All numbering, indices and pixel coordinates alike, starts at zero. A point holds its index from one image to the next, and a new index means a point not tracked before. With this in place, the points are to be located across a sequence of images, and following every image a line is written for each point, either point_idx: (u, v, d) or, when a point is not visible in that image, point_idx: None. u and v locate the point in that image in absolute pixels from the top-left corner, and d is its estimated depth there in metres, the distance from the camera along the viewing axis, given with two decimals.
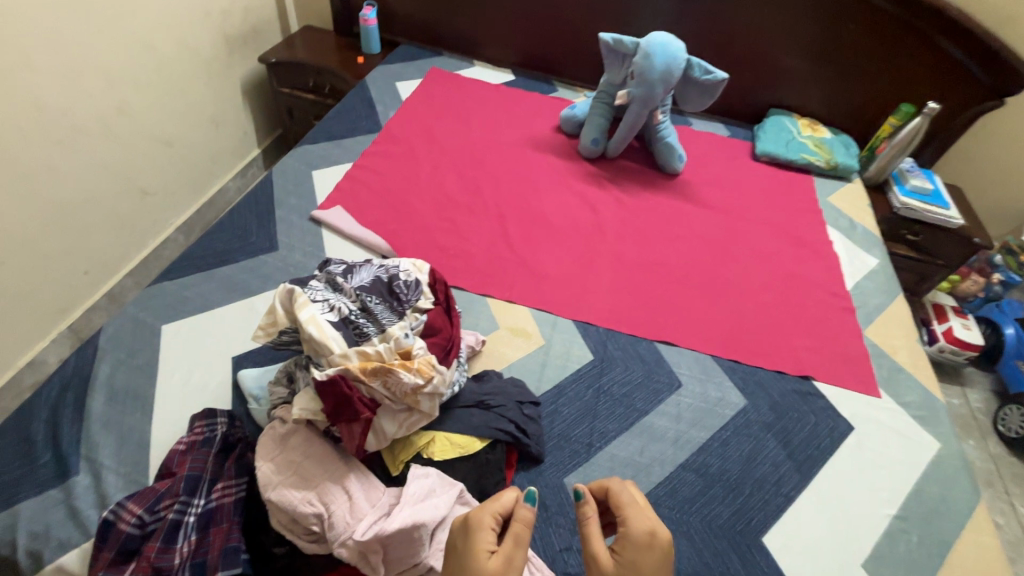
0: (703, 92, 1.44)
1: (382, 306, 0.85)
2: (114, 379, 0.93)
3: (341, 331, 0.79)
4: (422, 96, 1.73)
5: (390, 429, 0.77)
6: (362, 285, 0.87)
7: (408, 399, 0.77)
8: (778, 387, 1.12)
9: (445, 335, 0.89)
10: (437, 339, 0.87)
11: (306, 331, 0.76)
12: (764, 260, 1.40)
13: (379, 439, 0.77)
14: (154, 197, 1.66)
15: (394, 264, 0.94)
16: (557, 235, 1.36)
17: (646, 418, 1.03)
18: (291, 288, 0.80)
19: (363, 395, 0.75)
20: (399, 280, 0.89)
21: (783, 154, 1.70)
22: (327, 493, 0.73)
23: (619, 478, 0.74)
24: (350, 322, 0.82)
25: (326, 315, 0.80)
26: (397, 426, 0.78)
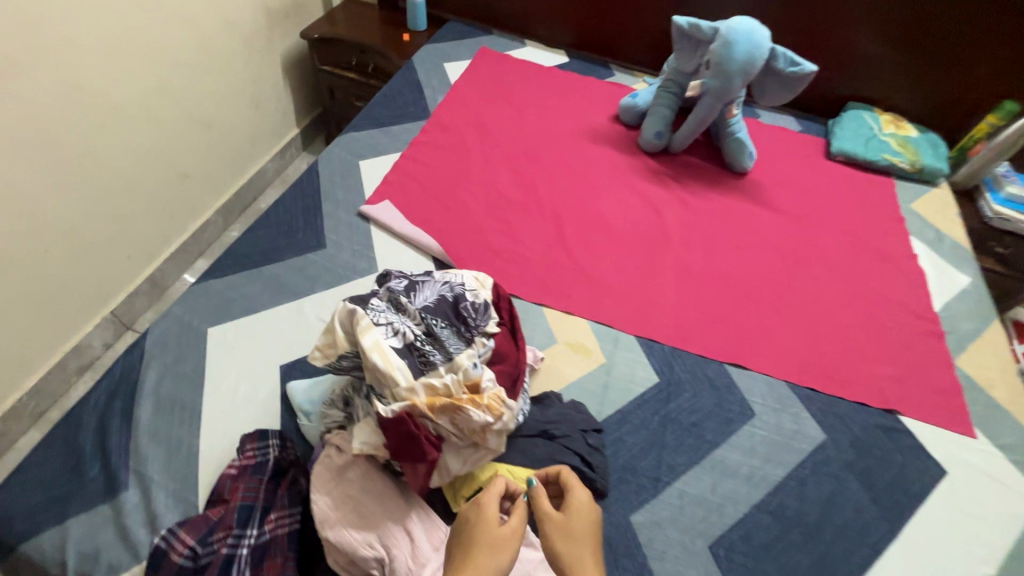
0: (786, 85, 1.30)
1: (449, 331, 0.77)
2: (162, 386, 0.89)
3: (407, 360, 0.72)
4: (472, 79, 1.63)
5: (454, 464, 0.72)
6: (427, 306, 0.79)
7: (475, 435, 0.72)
8: (859, 421, 1.02)
9: (512, 363, 0.82)
10: (505, 367, 0.81)
11: (370, 360, 0.69)
12: (841, 274, 1.29)
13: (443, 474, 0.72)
14: (193, 179, 1.61)
15: (459, 281, 0.85)
16: (616, 240, 1.28)
17: (716, 451, 0.96)
18: (353, 309, 0.73)
19: (429, 432, 0.70)
20: (466, 302, 0.80)
21: (861, 153, 1.55)
22: (388, 536, 0.68)
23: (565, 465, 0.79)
24: (415, 348, 0.74)
25: (390, 341, 0.72)
26: (462, 462, 0.73)
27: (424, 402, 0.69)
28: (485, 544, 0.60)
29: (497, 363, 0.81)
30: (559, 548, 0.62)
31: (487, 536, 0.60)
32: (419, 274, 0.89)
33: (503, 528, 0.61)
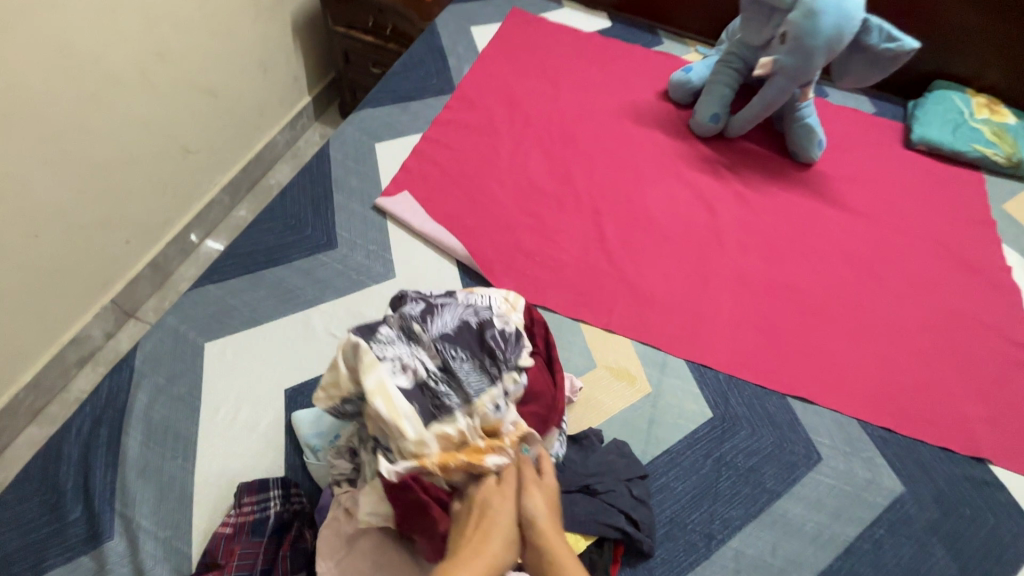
0: (876, 64, 1.11)
1: (469, 367, 0.66)
2: (152, 412, 0.79)
3: (418, 403, 0.63)
4: (503, 46, 1.44)
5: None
6: (446, 335, 0.68)
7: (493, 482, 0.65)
8: (945, 472, 0.89)
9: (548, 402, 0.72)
10: (537, 408, 0.72)
11: (373, 407, 0.60)
12: (924, 289, 1.12)
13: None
14: (198, 154, 1.46)
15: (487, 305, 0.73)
16: (664, 242, 1.12)
17: (778, 502, 0.83)
18: (356, 343, 0.62)
19: (441, 490, 0.63)
20: (493, 330, 0.69)
21: (947, 142, 1.33)
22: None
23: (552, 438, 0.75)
24: (429, 390, 0.64)
25: (398, 380, 0.63)
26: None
27: (435, 461, 0.62)
28: (496, 527, 0.58)
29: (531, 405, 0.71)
30: (538, 508, 0.60)
31: (494, 518, 0.59)
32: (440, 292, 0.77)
33: (506, 505, 0.60)
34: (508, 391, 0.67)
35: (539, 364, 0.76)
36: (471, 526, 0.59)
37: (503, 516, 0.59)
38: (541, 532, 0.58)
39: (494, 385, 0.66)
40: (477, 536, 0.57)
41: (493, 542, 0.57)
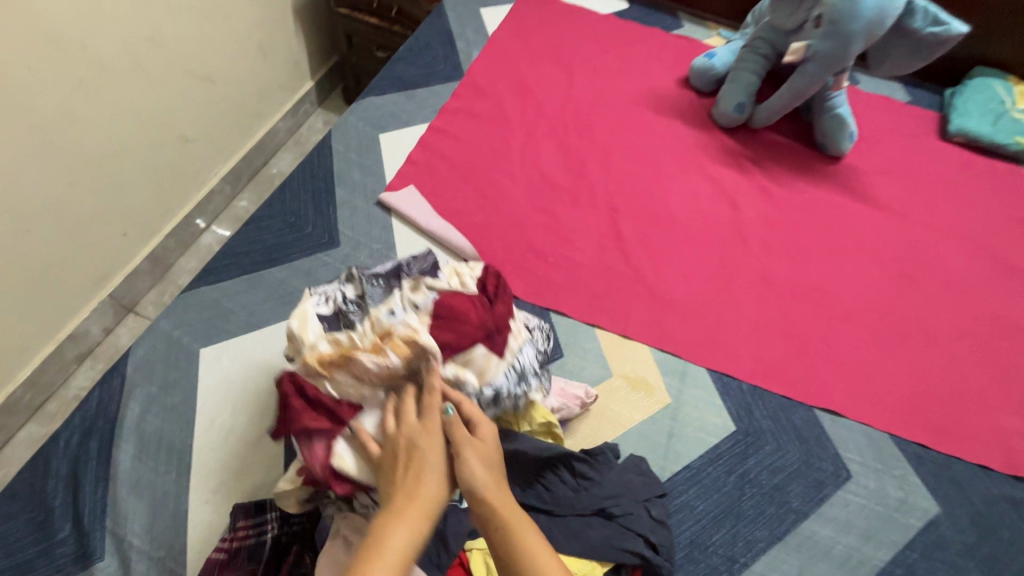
0: (916, 50, 1.04)
1: (380, 288, 0.72)
2: (145, 424, 0.75)
3: (327, 321, 0.69)
4: (514, 29, 1.36)
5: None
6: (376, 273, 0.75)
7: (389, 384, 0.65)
8: (982, 491, 0.84)
9: (471, 318, 0.68)
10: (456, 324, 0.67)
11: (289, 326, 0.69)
12: (961, 292, 1.05)
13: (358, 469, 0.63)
14: (196, 143, 1.41)
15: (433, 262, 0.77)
16: (683, 240, 1.06)
17: (805, 523, 0.79)
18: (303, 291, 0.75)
19: (337, 398, 0.66)
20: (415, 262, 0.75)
21: (987, 133, 1.25)
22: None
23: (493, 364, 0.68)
24: (342, 312, 0.70)
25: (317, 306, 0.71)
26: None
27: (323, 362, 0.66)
28: (427, 473, 0.56)
29: (452, 320, 0.67)
30: (470, 476, 0.57)
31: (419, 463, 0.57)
32: None
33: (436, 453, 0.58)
34: (415, 305, 0.69)
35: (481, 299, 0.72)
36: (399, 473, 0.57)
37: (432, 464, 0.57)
38: (474, 499, 0.56)
39: (394, 294, 0.70)
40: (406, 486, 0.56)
41: (425, 494, 0.55)
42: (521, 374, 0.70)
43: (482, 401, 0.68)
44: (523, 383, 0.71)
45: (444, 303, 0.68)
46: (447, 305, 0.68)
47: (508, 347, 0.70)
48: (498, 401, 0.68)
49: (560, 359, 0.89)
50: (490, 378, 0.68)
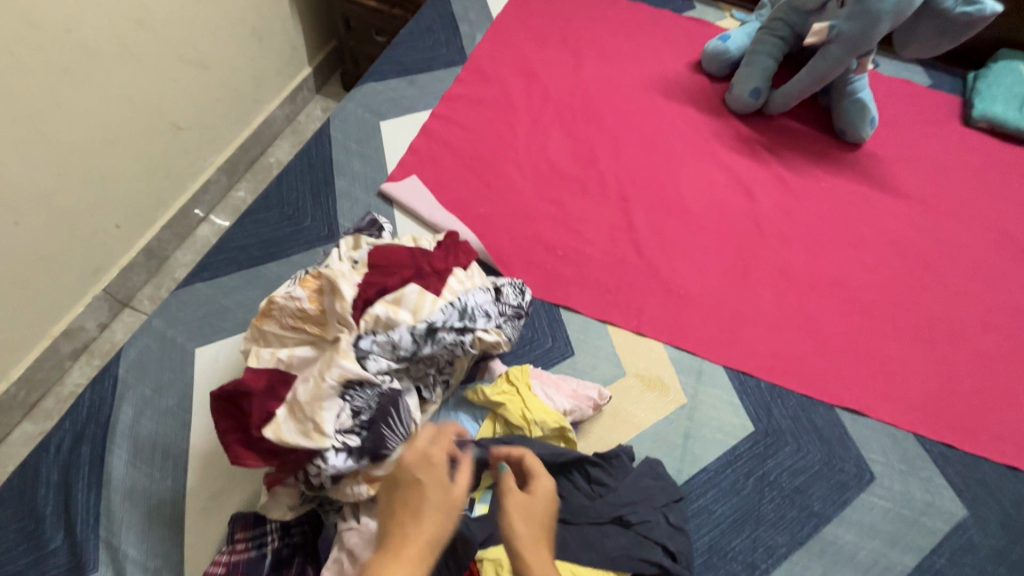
0: (947, 32, 0.98)
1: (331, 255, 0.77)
2: (139, 427, 0.72)
3: None
4: (519, 10, 1.30)
5: (328, 428, 0.60)
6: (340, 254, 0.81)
7: (309, 329, 0.67)
8: (1011, 492, 0.81)
9: (406, 262, 0.72)
10: (391, 268, 0.71)
11: None
12: (986, 284, 1.01)
13: (283, 428, 0.60)
14: (190, 132, 1.36)
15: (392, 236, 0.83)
16: (697, 231, 1.01)
17: (828, 528, 0.76)
18: None
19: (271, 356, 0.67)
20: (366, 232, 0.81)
21: (1012, 119, 1.20)
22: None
23: (421, 298, 0.67)
24: None
25: None
26: (340, 418, 0.61)
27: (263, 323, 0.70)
28: (426, 513, 0.49)
29: (386, 265, 0.71)
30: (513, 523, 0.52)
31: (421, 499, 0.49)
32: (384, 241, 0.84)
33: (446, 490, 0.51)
34: (352, 258, 0.73)
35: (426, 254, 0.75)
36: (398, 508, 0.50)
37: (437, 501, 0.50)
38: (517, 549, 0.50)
39: (334, 253, 0.74)
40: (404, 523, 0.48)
41: (420, 539, 0.47)
42: (463, 311, 0.68)
43: (417, 335, 0.65)
44: (466, 320, 0.68)
45: (373, 250, 0.73)
46: (383, 252, 0.72)
47: (449, 289, 0.71)
48: (435, 336, 0.65)
49: (571, 357, 0.86)
50: (425, 314, 0.66)
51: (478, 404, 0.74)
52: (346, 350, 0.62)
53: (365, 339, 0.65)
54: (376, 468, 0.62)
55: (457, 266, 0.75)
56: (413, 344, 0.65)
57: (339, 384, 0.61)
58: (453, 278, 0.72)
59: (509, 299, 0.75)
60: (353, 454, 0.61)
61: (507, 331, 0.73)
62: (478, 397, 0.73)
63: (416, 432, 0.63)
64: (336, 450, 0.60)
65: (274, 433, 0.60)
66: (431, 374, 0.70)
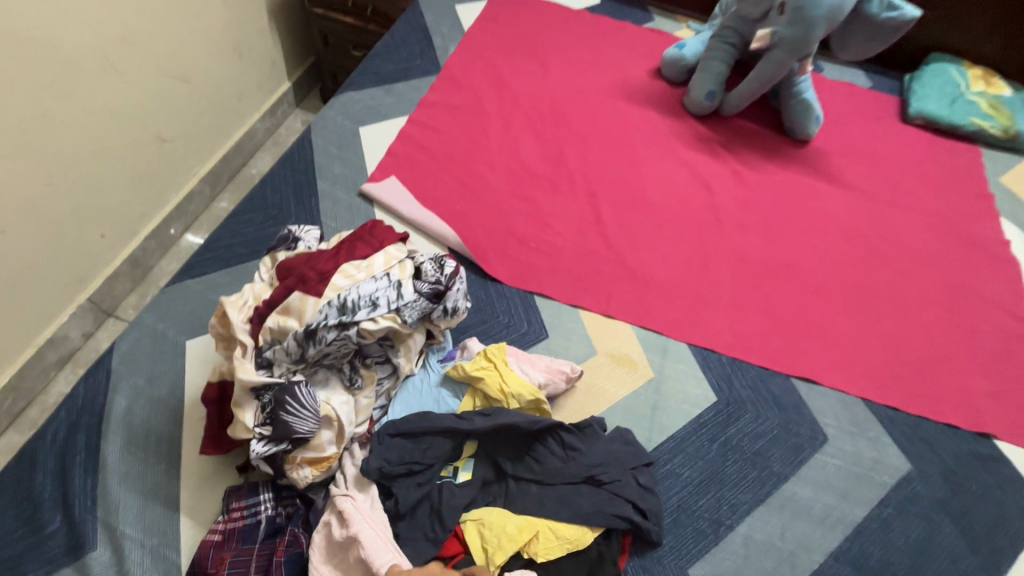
0: (878, 35, 1.09)
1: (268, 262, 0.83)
2: (134, 414, 0.75)
3: None
4: (489, 24, 1.38)
5: (248, 421, 0.66)
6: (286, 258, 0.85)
7: (233, 345, 0.73)
8: (951, 448, 0.88)
9: (298, 270, 0.74)
10: (289, 278, 0.74)
11: None
12: (924, 264, 1.10)
13: (234, 425, 0.68)
14: (173, 143, 1.40)
15: (314, 240, 0.83)
16: (660, 223, 1.09)
17: (787, 485, 0.82)
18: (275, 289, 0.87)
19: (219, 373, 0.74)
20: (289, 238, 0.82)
21: (944, 115, 1.31)
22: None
23: (306, 301, 0.70)
24: None
25: None
26: (260, 411, 0.67)
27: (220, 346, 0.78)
28: None
29: (286, 276, 0.75)
30: None
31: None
32: (318, 241, 0.83)
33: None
34: (271, 273, 0.79)
35: (328, 253, 0.76)
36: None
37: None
38: None
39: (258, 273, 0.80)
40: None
41: None
42: (342, 306, 0.69)
43: (299, 338, 0.68)
44: (345, 315, 0.68)
45: (279, 264, 0.77)
46: (285, 265, 0.76)
47: (332, 287, 0.72)
48: (314, 336, 0.67)
49: (545, 339, 0.91)
50: (308, 317, 0.69)
51: (458, 379, 0.78)
52: (246, 365, 0.68)
53: (266, 351, 0.70)
54: (307, 449, 0.67)
55: (348, 261, 0.75)
56: (299, 346, 0.68)
57: (247, 389, 0.67)
58: (337, 276, 0.73)
59: (427, 277, 0.74)
60: (274, 440, 0.66)
61: (405, 313, 0.70)
62: (458, 372, 0.77)
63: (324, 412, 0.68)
64: (257, 440, 0.66)
65: (231, 430, 0.68)
66: (347, 366, 0.73)
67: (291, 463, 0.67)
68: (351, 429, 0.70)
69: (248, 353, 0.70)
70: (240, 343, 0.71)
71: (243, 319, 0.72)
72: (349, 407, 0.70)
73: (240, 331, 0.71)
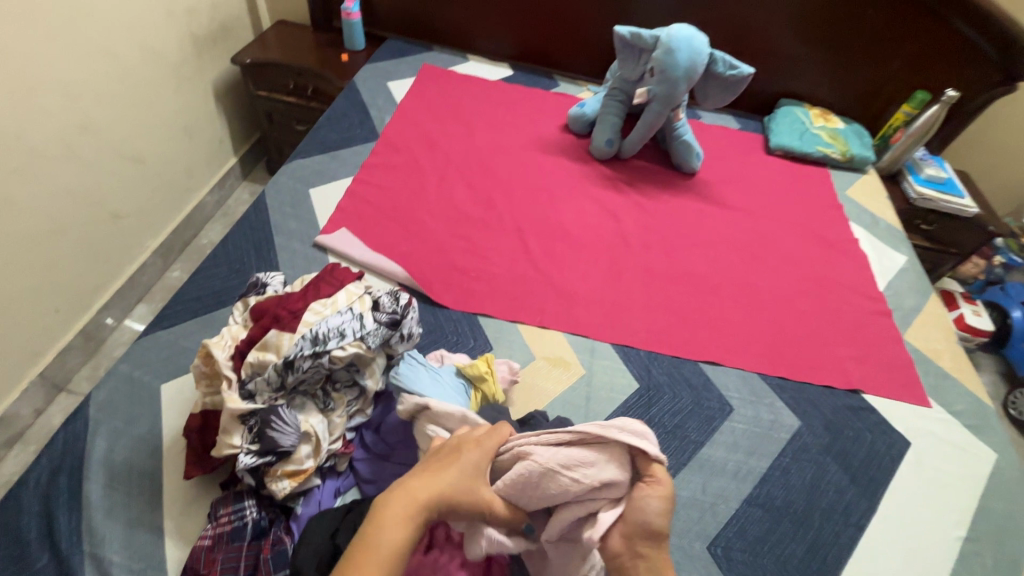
0: (727, 88, 1.38)
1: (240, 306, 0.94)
2: (114, 453, 0.81)
3: None
4: (418, 96, 1.60)
5: (237, 441, 0.75)
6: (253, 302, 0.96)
7: (217, 381, 0.82)
8: (829, 404, 1.07)
9: (271, 310, 0.86)
10: (264, 319, 0.85)
11: None
12: (795, 263, 1.34)
13: (220, 445, 0.76)
14: (127, 219, 1.48)
15: (280, 285, 0.95)
16: (579, 248, 1.27)
17: (703, 450, 0.97)
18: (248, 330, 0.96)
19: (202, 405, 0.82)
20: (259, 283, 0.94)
21: (797, 146, 1.62)
22: (564, 472, 0.72)
23: (280, 337, 0.81)
24: None
25: None
26: (248, 433, 0.76)
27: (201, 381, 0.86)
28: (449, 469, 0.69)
29: (260, 317, 0.86)
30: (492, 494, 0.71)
31: (455, 467, 0.70)
32: (283, 287, 0.95)
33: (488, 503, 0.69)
34: (245, 315, 0.89)
35: (300, 295, 0.88)
36: (431, 462, 0.71)
37: (470, 466, 0.71)
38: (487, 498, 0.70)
39: (232, 317, 0.91)
40: (434, 469, 0.69)
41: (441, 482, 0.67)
42: (315, 338, 0.80)
43: (278, 369, 0.78)
44: (318, 345, 0.80)
45: (252, 307, 0.88)
46: (259, 307, 0.87)
47: (304, 323, 0.83)
48: (292, 366, 0.78)
49: (491, 351, 1.05)
50: (285, 349, 0.80)
51: (467, 374, 0.93)
52: (233, 396, 0.77)
53: (248, 383, 0.80)
54: (288, 462, 0.76)
55: (315, 300, 0.87)
56: (279, 376, 0.79)
57: (235, 416, 0.76)
58: (309, 312, 0.85)
59: (385, 308, 0.87)
60: (261, 454, 0.75)
61: (368, 340, 0.82)
62: (473, 368, 0.93)
63: (301, 425, 0.77)
64: (245, 453, 0.74)
65: (216, 450, 0.76)
66: (321, 391, 0.83)
67: (271, 476, 0.75)
68: (327, 445, 0.79)
69: (233, 385, 0.80)
70: (225, 377, 0.80)
71: (226, 357, 0.81)
72: (325, 425, 0.80)
73: (225, 366, 0.80)
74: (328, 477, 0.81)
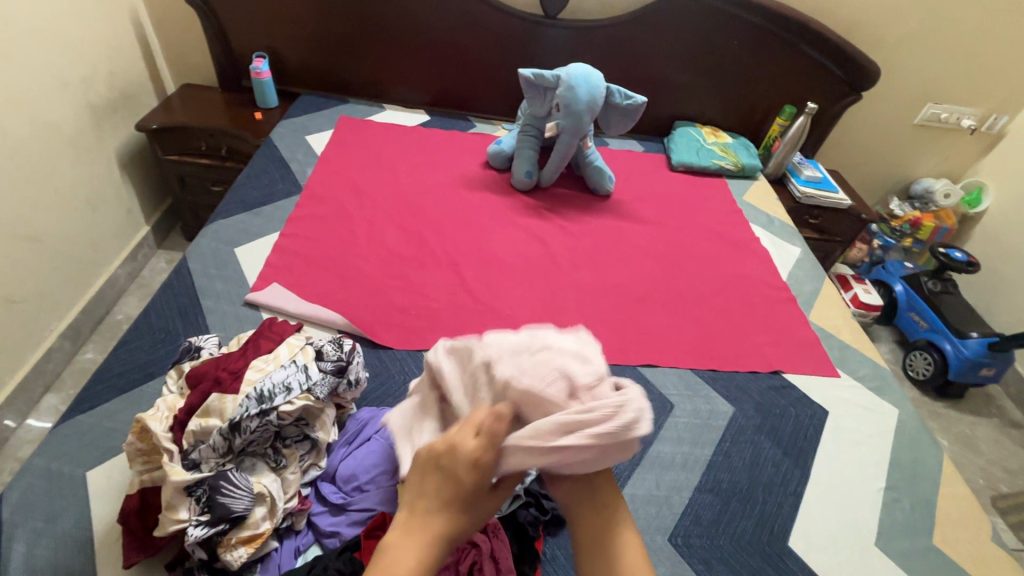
0: (626, 115, 1.52)
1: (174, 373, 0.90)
2: (36, 556, 0.74)
3: None
4: (339, 146, 1.62)
5: (184, 514, 0.71)
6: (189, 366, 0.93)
7: (156, 456, 0.78)
8: (756, 387, 1.17)
9: (209, 374, 0.83)
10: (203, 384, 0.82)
11: None
12: (708, 265, 1.47)
13: (164, 522, 0.72)
14: (26, 303, 1.37)
15: (214, 346, 0.92)
16: (514, 274, 1.33)
17: (652, 447, 1.02)
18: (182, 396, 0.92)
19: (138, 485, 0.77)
20: (193, 347, 0.91)
21: (696, 162, 1.79)
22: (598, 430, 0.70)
23: (224, 399, 0.78)
24: None
25: None
26: (195, 505, 0.72)
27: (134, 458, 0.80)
28: (449, 503, 0.60)
29: (196, 383, 0.83)
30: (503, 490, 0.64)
31: (467, 503, 0.60)
32: (218, 348, 0.92)
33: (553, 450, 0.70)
34: (180, 383, 0.86)
35: (240, 356, 0.87)
36: (430, 490, 0.60)
37: (481, 495, 0.61)
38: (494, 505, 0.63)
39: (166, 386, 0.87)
40: (435, 511, 0.59)
41: (444, 525, 0.59)
42: (260, 397, 0.77)
43: (223, 432, 0.75)
44: (265, 403, 0.77)
45: (187, 373, 0.84)
46: (194, 373, 0.84)
47: (247, 382, 0.81)
48: (240, 427, 0.75)
49: None
50: (229, 412, 0.76)
51: None
52: (176, 468, 0.73)
53: (192, 453, 0.76)
54: (242, 528, 0.73)
55: (257, 357, 0.86)
56: (225, 440, 0.75)
57: (179, 489, 0.72)
58: (250, 371, 0.83)
59: (330, 356, 0.87)
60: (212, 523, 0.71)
61: (316, 390, 0.81)
62: None
63: (255, 485, 0.74)
64: (195, 525, 0.70)
65: (160, 530, 0.71)
66: (270, 450, 0.81)
67: (224, 545, 0.71)
68: (282, 504, 0.77)
69: (174, 457, 0.75)
70: (165, 450, 0.75)
71: (165, 429, 0.77)
72: (278, 483, 0.77)
73: (163, 438, 0.75)
74: (286, 537, 0.79)
